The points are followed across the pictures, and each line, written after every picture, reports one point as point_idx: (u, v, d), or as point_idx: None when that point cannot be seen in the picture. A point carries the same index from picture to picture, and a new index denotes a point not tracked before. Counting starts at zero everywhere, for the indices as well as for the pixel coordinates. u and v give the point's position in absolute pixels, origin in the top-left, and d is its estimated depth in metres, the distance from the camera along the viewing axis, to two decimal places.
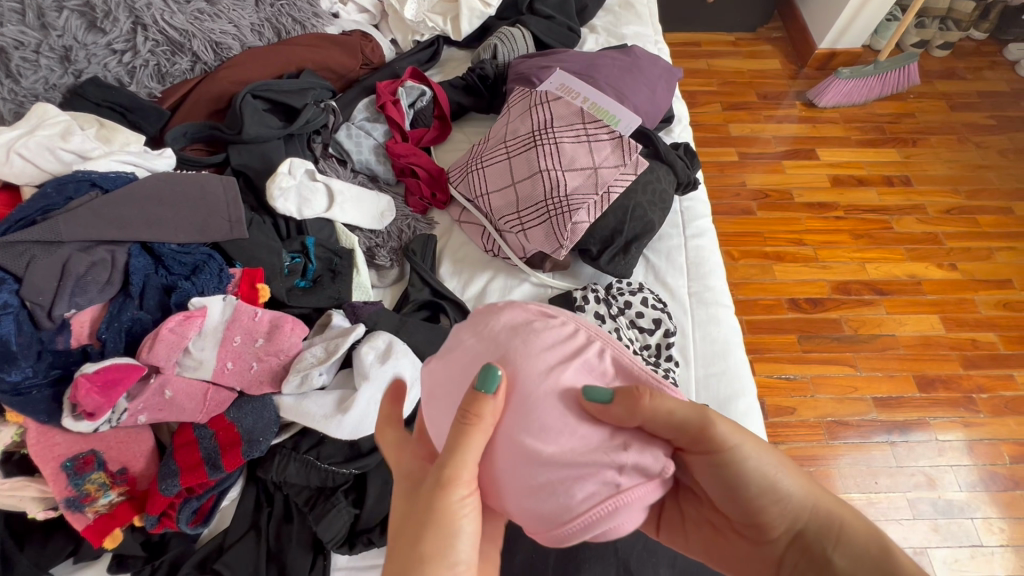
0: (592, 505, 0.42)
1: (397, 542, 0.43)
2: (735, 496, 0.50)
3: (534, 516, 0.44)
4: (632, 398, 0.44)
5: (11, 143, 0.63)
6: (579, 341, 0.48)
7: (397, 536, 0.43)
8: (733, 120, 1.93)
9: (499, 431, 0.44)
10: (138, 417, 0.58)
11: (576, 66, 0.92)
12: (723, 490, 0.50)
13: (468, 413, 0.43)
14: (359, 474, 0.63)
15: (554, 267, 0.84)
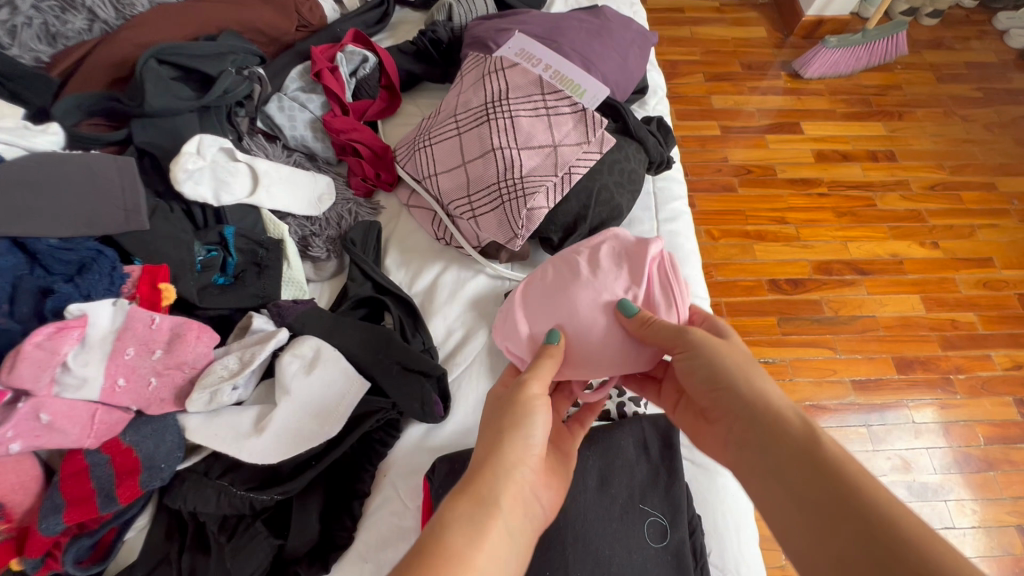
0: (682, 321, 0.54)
1: (489, 431, 0.46)
2: (714, 388, 0.49)
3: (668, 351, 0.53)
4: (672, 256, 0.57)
5: None
6: (582, 251, 0.58)
7: (488, 427, 0.47)
8: (716, 92, 1.83)
9: (575, 337, 0.53)
10: (9, 445, 0.48)
11: (539, 29, 0.82)
12: (702, 382, 0.50)
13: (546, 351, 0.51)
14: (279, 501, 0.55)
15: (511, 257, 0.75)
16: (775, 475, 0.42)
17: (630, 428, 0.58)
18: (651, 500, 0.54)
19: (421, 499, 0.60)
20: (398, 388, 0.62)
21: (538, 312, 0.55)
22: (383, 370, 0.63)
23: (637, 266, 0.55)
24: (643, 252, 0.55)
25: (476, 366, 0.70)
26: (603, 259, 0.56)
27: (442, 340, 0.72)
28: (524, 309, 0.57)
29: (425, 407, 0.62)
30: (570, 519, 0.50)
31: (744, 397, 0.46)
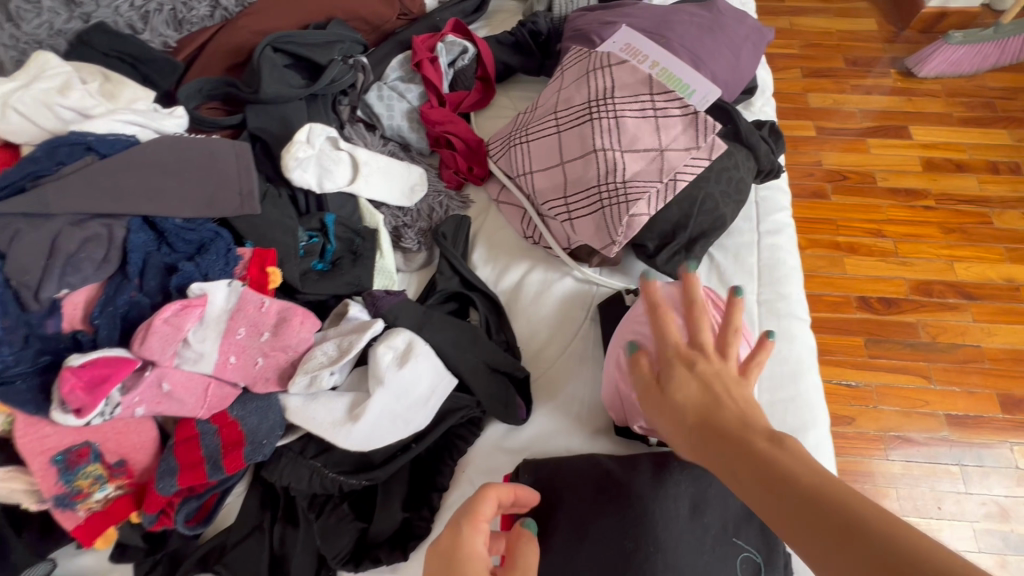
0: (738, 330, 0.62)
1: None
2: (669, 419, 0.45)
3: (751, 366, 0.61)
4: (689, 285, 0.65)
5: (8, 96, 0.57)
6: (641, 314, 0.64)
7: None
8: (814, 89, 1.70)
9: None
10: (135, 409, 0.52)
11: (647, 22, 0.78)
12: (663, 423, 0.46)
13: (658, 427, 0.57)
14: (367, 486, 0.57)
15: (602, 262, 0.73)
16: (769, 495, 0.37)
17: None
18: (746, 533, 0.51)
19: None
20: (483, 387, 0.63)
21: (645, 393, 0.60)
22: (470, 366, 0.63)
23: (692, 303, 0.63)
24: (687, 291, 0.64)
25: (558, 371, 0.68)
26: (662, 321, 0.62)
27: (525, 342, 0.71)
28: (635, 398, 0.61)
29: (509, 408, 0.63)
30: (662, 546, 0.48)
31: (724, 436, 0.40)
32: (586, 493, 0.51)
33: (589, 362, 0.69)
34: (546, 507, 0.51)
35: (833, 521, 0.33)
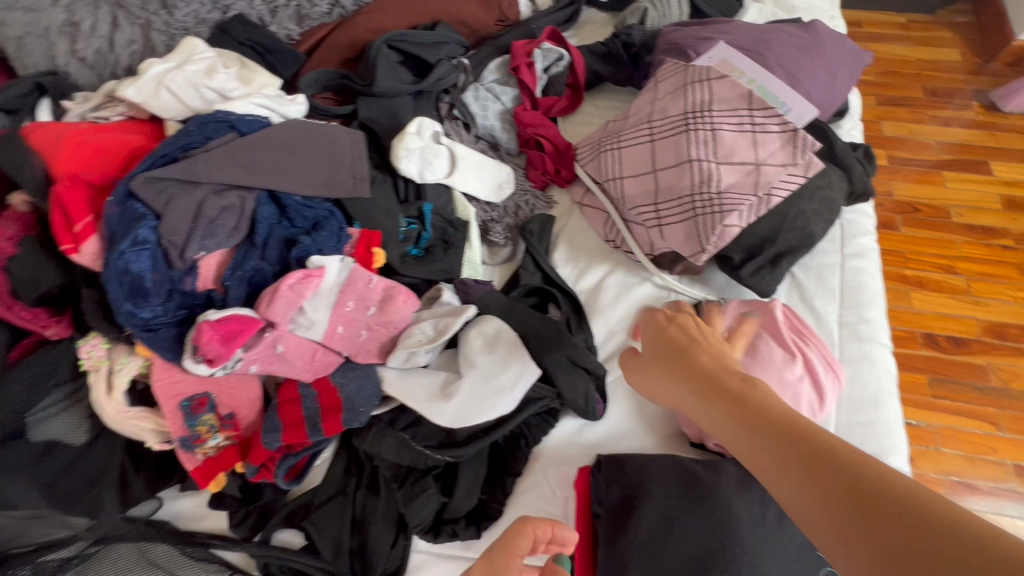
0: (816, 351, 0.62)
1: None
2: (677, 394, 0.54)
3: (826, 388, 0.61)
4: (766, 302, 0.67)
5: (162, 75, 0.64)
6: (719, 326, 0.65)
7: None
8: (889, 118, 1.66)
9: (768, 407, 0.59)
10: (250, 366, 0.57)
11: (744, 40, 0.79)
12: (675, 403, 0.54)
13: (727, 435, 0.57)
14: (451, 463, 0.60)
15: (684, 271, 0.74)
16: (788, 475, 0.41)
17: None
18: None
19: (574, 489, 0.62)
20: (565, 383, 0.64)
21: None
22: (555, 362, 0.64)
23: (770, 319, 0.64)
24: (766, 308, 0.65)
25: None
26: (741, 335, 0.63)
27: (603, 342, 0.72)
28: None
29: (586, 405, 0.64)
30: (748, 547, 0.49)
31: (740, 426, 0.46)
32: (673, 492, 0.53)
33: None
34: (630, 496, 0.53)
35: (788, 435, 0.42)
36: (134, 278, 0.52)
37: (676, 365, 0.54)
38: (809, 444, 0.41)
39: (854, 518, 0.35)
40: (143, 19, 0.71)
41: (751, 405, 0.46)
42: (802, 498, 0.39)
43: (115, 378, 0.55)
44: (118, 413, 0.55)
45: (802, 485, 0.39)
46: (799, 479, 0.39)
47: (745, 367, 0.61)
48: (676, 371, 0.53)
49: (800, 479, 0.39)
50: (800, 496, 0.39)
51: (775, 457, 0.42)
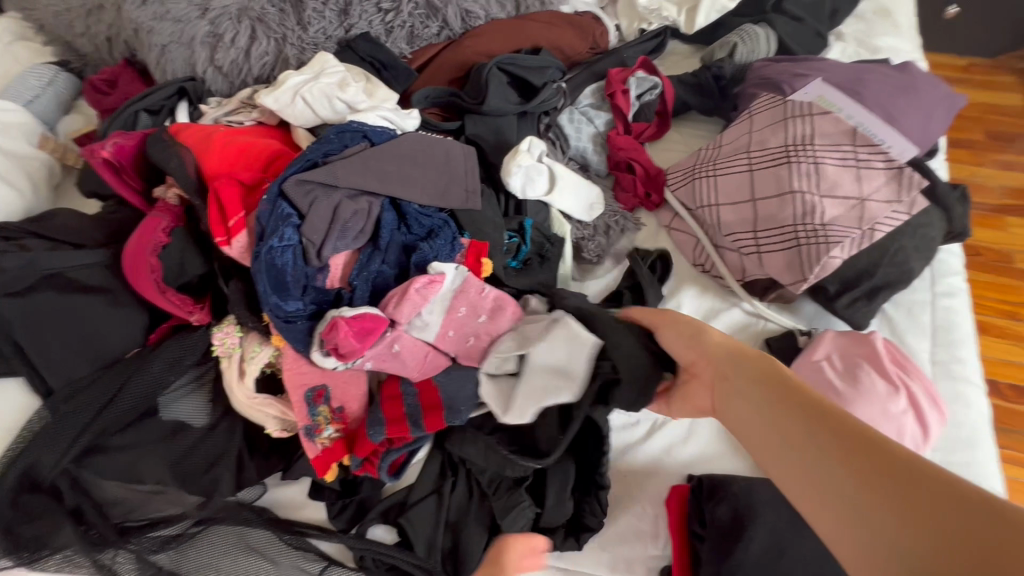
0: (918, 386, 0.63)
1: None
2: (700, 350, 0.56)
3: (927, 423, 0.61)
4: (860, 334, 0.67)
5: (299, 86, 0.69)
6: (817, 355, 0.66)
7: None
8: (950, 159, 1.66)
9: None
10: (366, 363, 0.59)
11: (840, 78, 0.81)
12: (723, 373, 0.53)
13: None
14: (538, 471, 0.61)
15: (774, 299, 0.75)
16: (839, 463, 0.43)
17: None
18: None
19: (667, 508, 0.63)
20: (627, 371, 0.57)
21: None
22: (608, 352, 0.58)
23: (870, 349, 0.65)
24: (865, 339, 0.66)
25: None
26: (842, 365, 0.64)
27: None
28: None
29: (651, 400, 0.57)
30: None
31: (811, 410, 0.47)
32: (785, 519, 0.54)
33: None
34: (741, 519, 0.54)
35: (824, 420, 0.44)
36: (278, 272, 0.56)
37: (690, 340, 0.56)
38: (824, 424, 0.44)
39: (852, 503, 0.40)
40: (279, 33, 0.76)
41: (770, 381, 0.49)
42: (802, 474, 0.43)
43: (249, 365, 0.58)
44: (246, 398, 0.58)
45: (807, 461, 0.43)
46: (817, 452, 0.43)
47: (849, 397, 0.62)
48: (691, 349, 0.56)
49: (801, 457, 0.44)
50: (800, 472, 0.43)
51: (782, 432, 0.46)
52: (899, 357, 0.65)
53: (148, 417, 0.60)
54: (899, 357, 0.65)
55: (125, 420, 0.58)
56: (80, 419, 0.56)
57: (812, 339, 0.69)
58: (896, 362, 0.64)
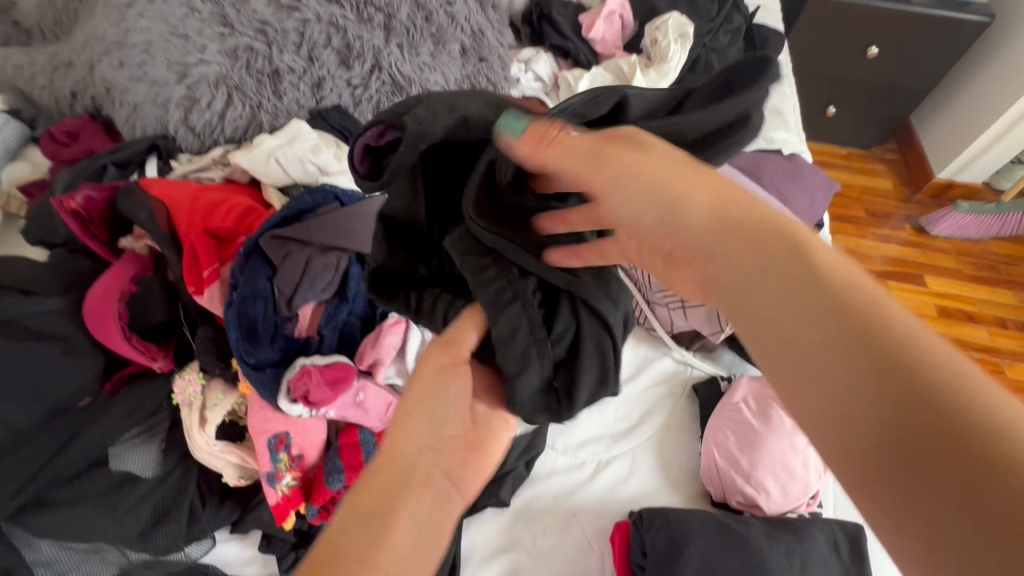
0: None
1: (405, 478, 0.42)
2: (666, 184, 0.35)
3: None
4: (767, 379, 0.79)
5: (273, 149, 0.75)
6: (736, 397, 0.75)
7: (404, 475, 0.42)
8: (839, 232, 2.00)
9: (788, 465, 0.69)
10: (329, 412, 0.62)
11: (742, 163, 0.97)
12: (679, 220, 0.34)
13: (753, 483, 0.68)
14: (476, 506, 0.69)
15: (699, 348, 0.86)
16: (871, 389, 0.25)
17: (822, 526, 0.64)
18: None
19: (611, 542, 0.68)
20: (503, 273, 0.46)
21: (745, 461, 0.69)
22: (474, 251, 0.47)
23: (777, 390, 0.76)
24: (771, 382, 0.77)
25: (659, 440, 0.78)
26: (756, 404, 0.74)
27: (630, 410, 0.80)
28: (735, 465, 0.70)
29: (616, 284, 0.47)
30: None
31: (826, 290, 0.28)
32: (714, 542, 0.60)
33: (686, 431, 0.79)
34: (677, 545, 0.60)
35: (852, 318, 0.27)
36: (250, 320, 0.60)
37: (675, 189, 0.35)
38: (914, 371, 0.24)
39: (889, 457, 0.24)
40: (254, 101, 0.82)
41: (775, 250, 0.30)
42: (855, 412, 0.25)
43: (211, 412, 0.59)
44: (206, 446, 0.58)
45: (844, 400, 0.25)
46: (821, 355, 0.27)
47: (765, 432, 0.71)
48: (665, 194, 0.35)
49: (812, 373, 0.27)
50: (841, 412, 0.25)
51: (828, 353, 0.26)
52: None
53: (94, 468, 0.58)
54: None
55: (69, 473, 0.56)
56: (20, 473, 0.54)
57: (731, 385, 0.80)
58: None
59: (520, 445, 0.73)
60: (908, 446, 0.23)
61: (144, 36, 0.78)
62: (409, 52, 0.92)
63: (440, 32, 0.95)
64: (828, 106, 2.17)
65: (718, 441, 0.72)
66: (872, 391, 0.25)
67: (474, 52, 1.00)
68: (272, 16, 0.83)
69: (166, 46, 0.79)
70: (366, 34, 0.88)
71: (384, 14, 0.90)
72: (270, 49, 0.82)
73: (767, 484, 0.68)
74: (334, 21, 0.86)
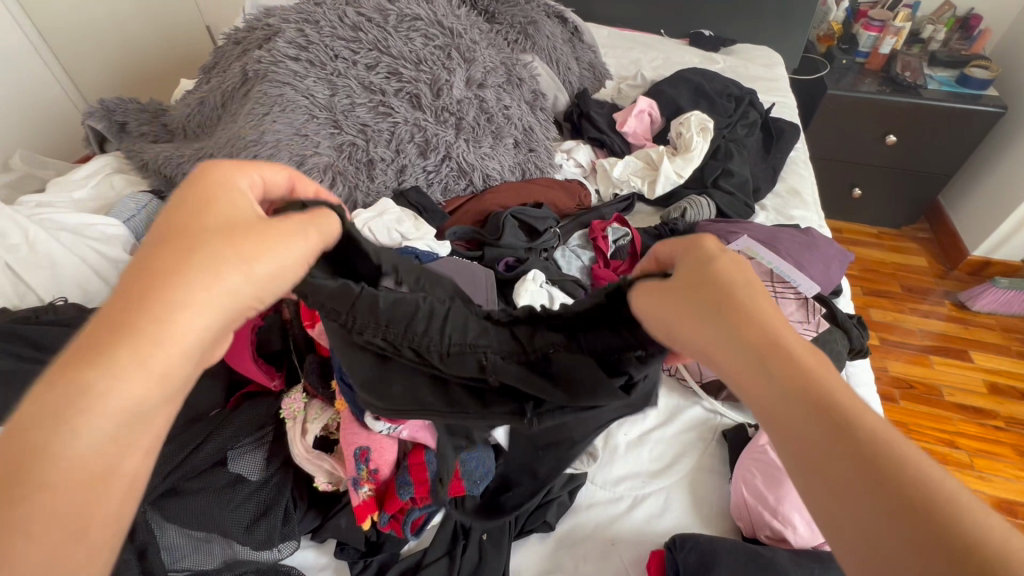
0: None
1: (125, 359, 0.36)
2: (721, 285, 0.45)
3: None
4: None
5: (367, 220, 0.94)
6: (764, 440, 0.83)
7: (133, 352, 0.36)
8: (874, 306, 2.04)
9: None
10: (402, 432, 0.73)
11: (760, 235, 1.10)
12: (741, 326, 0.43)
13: (780, 517, 0.74)
14: (523, 529, 0.77)
15: (726, 397, 0.95)
16: (831, 454, 0.34)
17: None
18: None
19: (647, 569, 0.74)
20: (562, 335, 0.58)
21: (772, 496, 0.75)
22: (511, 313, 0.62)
23: None
24: None
25: (690, 480, 0.85)
26: None
27: (663, 452, 0.88)
28: (764, 499, 0.76)
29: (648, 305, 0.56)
30: None
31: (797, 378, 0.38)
32: (741, 564, 0.66)
33: (716, 474, 0.86)
34: (706, 564, 0.66)
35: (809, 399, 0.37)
36: None
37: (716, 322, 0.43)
38: (888, 476, 0.32)
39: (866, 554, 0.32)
40: (353, 183, 1.03)
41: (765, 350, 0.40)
42: (818, 480, 0.34)
43: (311, 424, 0.72)
44: (303, 452, 0.72)
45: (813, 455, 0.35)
46: (791, 428, 0.37)
47: (789, 472, 0.78)
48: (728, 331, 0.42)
49: (783, 442, 0.37)
50: (807, 484, 0.35)
51: (808, 440, 0.36)
52: None
53: (216, 466, 0.71)
54: None
55: (197, 469, 0.70)
56: (164, 465, 0.68)
57: (758, 430, 0.87)
58: None
59: (563, 475, 0.82)
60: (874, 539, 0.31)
61: (274, 137, 1.01)
62: (473, 145, 1.13)
63: (498, 129, 1.16)
64: (853, 188, 2.30)
65: (746, 479, 0.79)
66: (825, 462, 0.34)
67: (525, 144, 1.20)
68: (372, 120, 1.06)
69: (290, 143, 1.01)
70: (439, 131, 1.09)
71: (455, 117, 1.12)
72: (367, 144, 1.05)
73: (795, 519, 0.73)
74: (418, 124, 1.08)
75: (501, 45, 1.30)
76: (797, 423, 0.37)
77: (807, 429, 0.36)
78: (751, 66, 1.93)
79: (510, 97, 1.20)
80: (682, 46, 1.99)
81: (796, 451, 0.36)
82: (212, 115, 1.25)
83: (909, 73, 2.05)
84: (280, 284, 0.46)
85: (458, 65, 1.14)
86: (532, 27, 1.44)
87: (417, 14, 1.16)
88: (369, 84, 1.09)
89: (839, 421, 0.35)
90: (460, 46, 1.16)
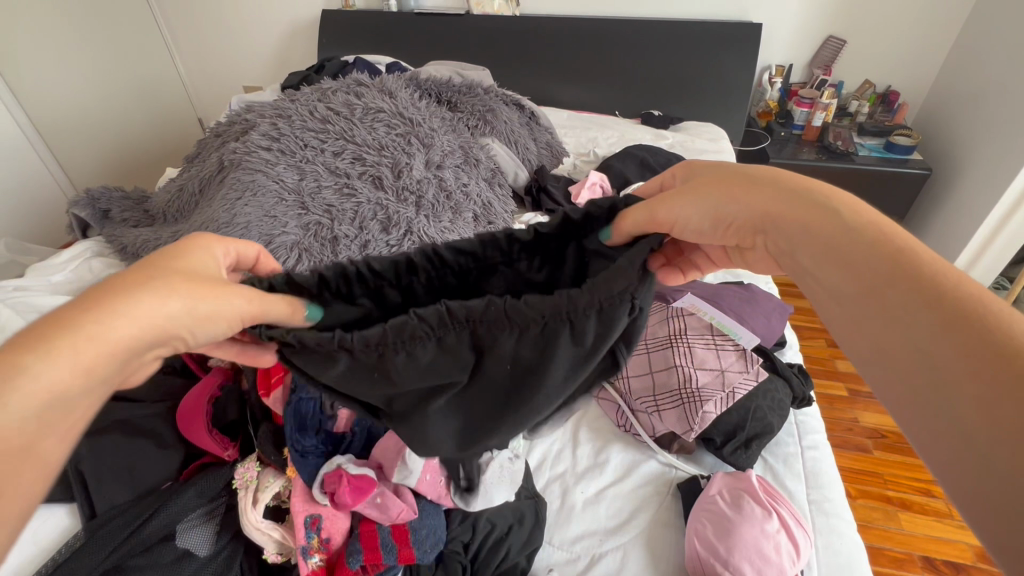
0: (788, 513, 0.82)
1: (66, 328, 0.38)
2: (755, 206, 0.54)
3: (802, 544, 0.78)
4: (738, 477, 0.88)
5: None
6: (712, 489, 0.85)
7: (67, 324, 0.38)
8: (840, 357, 2.02)
9: (765, 550, 0.76)
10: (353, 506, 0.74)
11: (703, 293, 1.14)
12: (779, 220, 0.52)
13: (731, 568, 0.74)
14: None
15: (679, 450, 0.98)
16: (912, 337, 0.41)
17: None
18: None
19: None
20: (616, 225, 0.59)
21: (721, 546, 0.76)
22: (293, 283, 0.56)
23: (749, 487, 0.86)
24: (743, 478, 0.88)
25: (647, 535, 0.85)
26: (729, 494, 0.84)
27: (619, 508, 0.89)
28: (716, 549, 0.77)
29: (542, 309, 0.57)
30: None
31: (884, 275, 0.44)
32: None
33: (671, 527, 0.87)
34: None
35: (917, 283, 0.42)
36: (301, 415, 0.77)
37: (795, 203, 0.52)
38: (963, 320, 0.39)
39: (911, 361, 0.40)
40: (317, 259, 1.09)
41: (894, 267, 0.43)
42: (923, 345, 0.40)
43: (262, 493, 0.74)
44: (253, 522, 0.73)
45: (915, 330, 0.40)
46: (909, 303, 0.41)
47: (735, 519, 0.80)
48: (794, 209, 0.51)
49: (876, 315, 0.43)
50: (895, 339, 0.42)
51: (913, 313, 0.41)
52: (770, 493, 0.85)
53: (161, 542, 0.73)
54: (772, 494, 0.85)
55: (143, 544, 0.71)
56: (109, 540, 0.70)
57: (708, 480, 0.90)
58: (769, 497, 0.84)
59: (518, 540, 0.81)
60: (930, 357, 0.39)
61: (245, 220, 1.09)
62: (433, 220, 1.20)
63: (456, 206, 1.24)
64: None
65: (698, 529, 0.80)
66: (932, 339, 0.39)
67: (483, 219, 1.27)
68: (337, 201, 1.16)
69: (259, 225, 1.10)
70: (401, 210, 1.18)
71: (416, 195, 1.21)
72: (332, 223, 1.14)
73: (746, 566, 0.75)
74: (380, 204, 1.17)
75: (460, 131, 1.43)
76: (890, 289, 0.43)
77: (899, 322, 0.42)
78: (698, 140, 2.10)
79: (468, 176, 1.31)
80: (634, 125, 2.18)
81: (884, 345, 0.42)
82: (189, 202, 1.34)
83: (841, 142, 2.24)
84: (212, 324, 0.46)
85: (417, 150, 1.25)
86: (490, 115, 1.59)
87: (382, 107, 1.30)
88: (335, 169, 1.19)
89: (955, 304, 0.40)
90: (420, 133, 1.28)
